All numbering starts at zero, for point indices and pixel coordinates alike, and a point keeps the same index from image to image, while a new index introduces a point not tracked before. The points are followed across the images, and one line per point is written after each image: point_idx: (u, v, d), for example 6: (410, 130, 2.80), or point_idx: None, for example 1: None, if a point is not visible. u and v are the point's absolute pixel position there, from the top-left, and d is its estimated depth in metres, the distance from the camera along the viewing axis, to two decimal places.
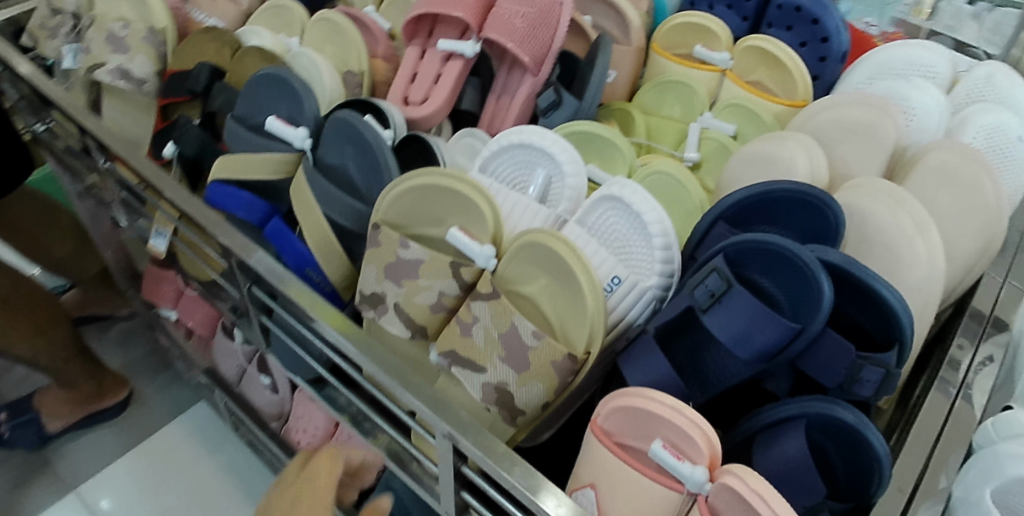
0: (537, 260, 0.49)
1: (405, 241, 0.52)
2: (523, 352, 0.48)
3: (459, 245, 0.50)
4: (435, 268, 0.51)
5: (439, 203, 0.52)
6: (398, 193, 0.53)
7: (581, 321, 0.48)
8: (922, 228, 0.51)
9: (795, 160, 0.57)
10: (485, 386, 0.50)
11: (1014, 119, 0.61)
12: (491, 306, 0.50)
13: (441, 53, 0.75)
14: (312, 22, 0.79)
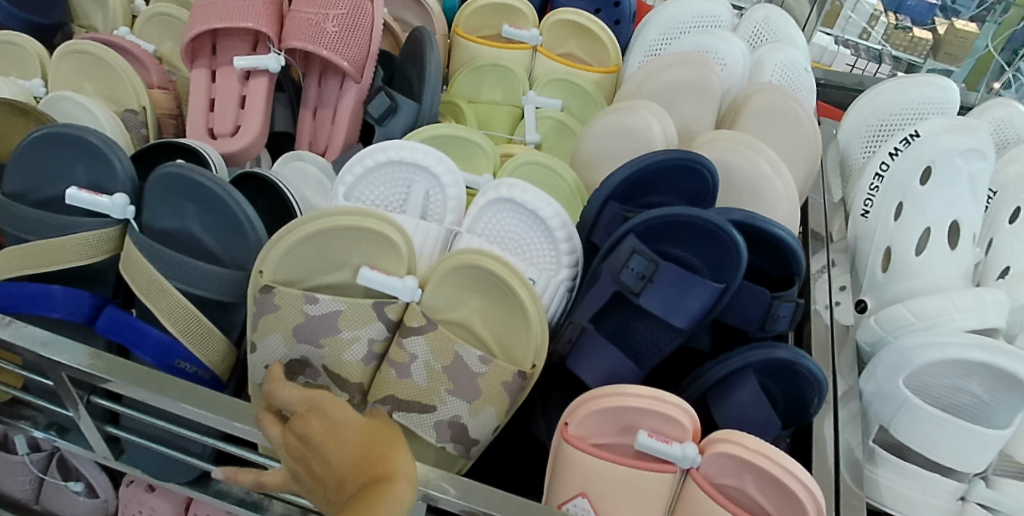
0: (468, 283, 0.47)
1: (309, 296, 0.46)
2: (473, 381, 0.46)
3: (376, 285, 0.46)
4: (354, 315, 0.46)
5: (343, 245, 0.47)
6: (291, 243, 0.47)
7: (525, 334, 0.47)
8: (776, 168, 0.59)
9: (650, 127, 0.60)
10: (438, 425, 0.46)
11: (797, 54, 0.75)
12: (429, 339, 0.46)
13: (238, 71, 0.63)
14: (59, 57, 0.64)
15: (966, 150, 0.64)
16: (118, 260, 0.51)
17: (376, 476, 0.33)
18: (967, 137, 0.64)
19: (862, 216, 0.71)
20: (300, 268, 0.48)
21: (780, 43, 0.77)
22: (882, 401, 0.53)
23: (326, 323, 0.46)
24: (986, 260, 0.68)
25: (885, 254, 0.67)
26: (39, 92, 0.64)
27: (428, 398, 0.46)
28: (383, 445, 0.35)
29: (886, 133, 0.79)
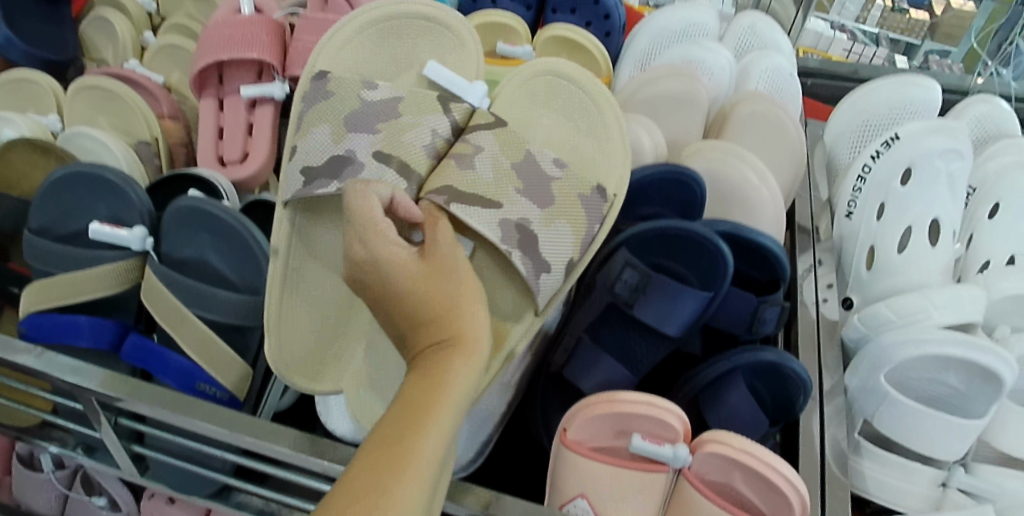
0: (543, 96, 0.57)
1: (370, 85, 0.53)
2: (548, 188, 0.51)
3: (446, 80, 0.54)
4: (421, 108, 0.52)
5: (414, 42, 0.57)
6: (370, 30, 0.57)
7: (606, 153, 0.56)
8: (762, 179, 0.62)
9: (640, 143, 0.63)
10: (502, 223, 0.49)
11: (782, 60, 0.77)
12: (495, 135, 0.52)
13: (245, 100, 0.66)
14: (73, 93, 0.67)
15: (944, 150, 0.67)
16: (137, 290, 0.54)
17: (437, 374, 0.36)
18: (945, 138, 0.68)
19: (846, 217, 0.74)
20: (354, 64, 0.57)
21: (766, 50, 0.79)
22: (865, 395, 0.56)
23: (382, 107, 0.52)
24: (966, 256, 0.72)
25: (870, 254, 0.70)
26: (55, 127, 0.67)
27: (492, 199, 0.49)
28: (456, 341, 0.38)
29: (870, 132, 0.82)
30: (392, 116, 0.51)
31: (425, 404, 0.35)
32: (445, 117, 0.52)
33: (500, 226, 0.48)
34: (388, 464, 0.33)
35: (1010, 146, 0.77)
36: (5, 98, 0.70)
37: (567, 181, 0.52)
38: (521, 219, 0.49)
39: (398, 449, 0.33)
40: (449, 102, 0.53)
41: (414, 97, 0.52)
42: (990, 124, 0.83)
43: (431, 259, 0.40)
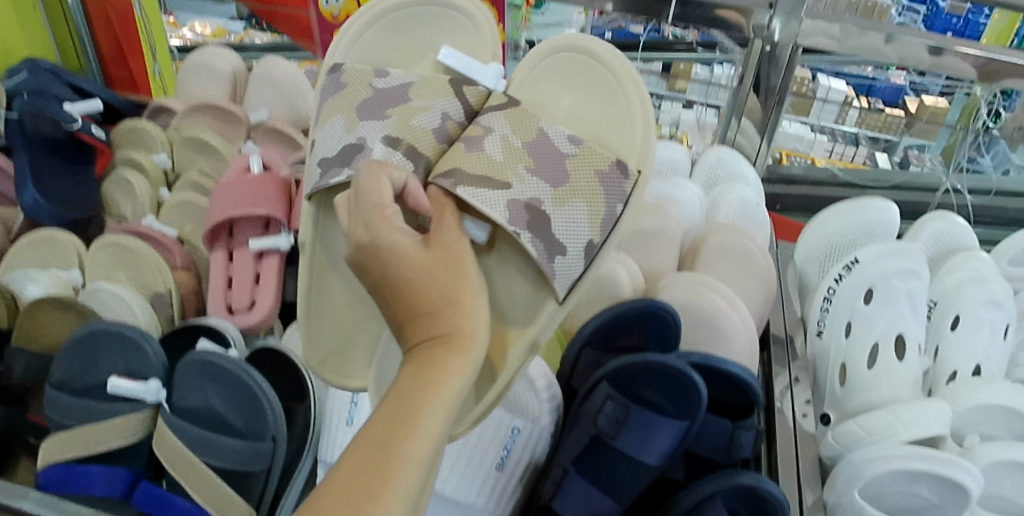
0: (566, 74, 0.66)
1: (381, 75, 0.66)
2: (562, 174, 0.61)
3: (462, 67, 0.66)
4: (430, 93, 0.64)
5: (420, 26, 0.69)
6: (386, 24, 0.69)
7: (621, 120, 0.64)
8: (732, 306, 0.67)
9: (617, 279, 0.69)
10: (513, 203, 0.58)
11: (747, 192, 0.85)
12: (508, 118, 0.63)
13: (253, 252, 0.72)
14: (93, 249, 0.73)
15: (902, 271, 0.73)
16: (148, 439, 0.58)
17: (430, 372, 0.40)
18: (903, 259, 0.73)
19: (817, 335, 0.77)
20: (372, 53, 0.70)
21: (733, 182, 0.87)
22: (845, 513, 0.58)
23: (394, 90, 0.64)
24: (935, 368, 0.76)
25: (841, 370, 0.74)
26: (78, 280, 0.74)
27: (505, 178, 0.59)
28: (451, 338, 0.41)
29: (835, 255, 0.88)
30: (405, 102, 0.63)
31: (415, 402, 0.38)
32: (456, 102, 0.64)
33: (509, 207, 0.58)
34: (377, 461, 0.36)
35: (967, 259, 0.81)
36: (24, 257, 0.75)
37: (576, 159, 0.62)
38: (531, 197, 0.59)
39: (386, 443, 0.37)
40: (462, 85, 0.65)
41: (426, 84, 0.65)
42: (948, 238, 0.87)
43: (433, 253, 0.44)
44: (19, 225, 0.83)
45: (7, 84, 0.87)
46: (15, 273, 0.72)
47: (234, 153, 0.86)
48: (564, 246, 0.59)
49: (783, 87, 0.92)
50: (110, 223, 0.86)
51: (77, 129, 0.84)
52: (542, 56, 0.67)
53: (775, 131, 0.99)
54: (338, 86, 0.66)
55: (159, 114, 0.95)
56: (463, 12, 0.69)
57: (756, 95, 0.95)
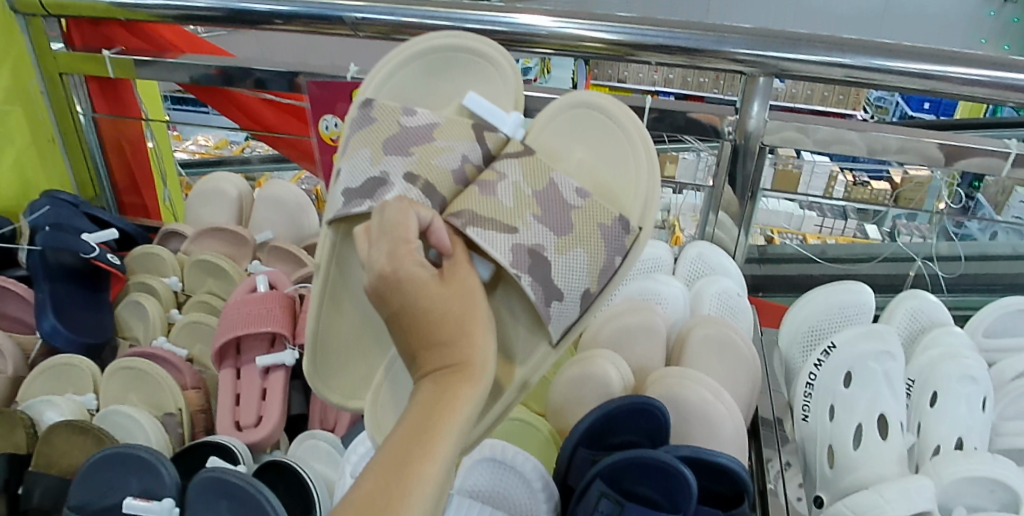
0: (575, 127, 0.76)
1: (410, 115, 0.73)
2: (563, 222, 0.69)
3: (483, 110, 0.75)
4: (451, 132, 0.73)
5: (446, 67, 0.77)
6: (416, 64, 0.77)
7: (629, 176, 0.73)
8: (718, 396, 0.71)
9: (607, 376, 0.72)
10: (514, 247, 0.65)
11: (727, 283, 0.90)
12: (522, 164, 0.71)
13: (260, 368, 0.76)
14: (109, 373, 0.77)
15: (876, 353, 0.77)
16: None
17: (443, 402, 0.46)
18: (876, 341, 0.77)
19: (802, 419, 0.80)
20: (403, 87, 0.78)
21: (715, 275, 0.92)
22: None
23: (419, 129, 0.72)
24: (919, 444, 0.78)
25: (829, 452, 0.76)
26: (91, 403, 0.78)
27: (509, 220, 0.66)
28: (461, 370, 0.47)
29: (816, 338, 0.92)
30: (428, 143, 0.71)
31: (428, 427, 0.45)
32: (475, 146, 0.72)
33: (512, 249, 0.65)
34: (395, 482, 0.42)
35: (942, 336, 0.85)
36: (42, 383, 0.80)
37: (581, 212, 0.70)
38: (534, 244, 0.66)
39: (402, 464, 0.43)
40: (483, 131, 0.74)
41: (450, 125, 0.73)
42: (922, 315, 0.90)
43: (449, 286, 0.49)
44: (37, 351, 0.87)
45: (27, 220, 0.93)
46: (34, 399, 0.76)
47: (242, 273, 0.92)
48: (561, 292, 0.66)
49: (755, 178, 0.99)
50: (123, 344, 0.92)
51: (93, 257, 0.89)
52: (560, 109, 0.77)
53: (750, 221, 1.05)
54: (367, 120, 0.73)
55: (170, 239, 1.02)
56: (495, 62, 0.76)
57: (731, 188, 1.02)
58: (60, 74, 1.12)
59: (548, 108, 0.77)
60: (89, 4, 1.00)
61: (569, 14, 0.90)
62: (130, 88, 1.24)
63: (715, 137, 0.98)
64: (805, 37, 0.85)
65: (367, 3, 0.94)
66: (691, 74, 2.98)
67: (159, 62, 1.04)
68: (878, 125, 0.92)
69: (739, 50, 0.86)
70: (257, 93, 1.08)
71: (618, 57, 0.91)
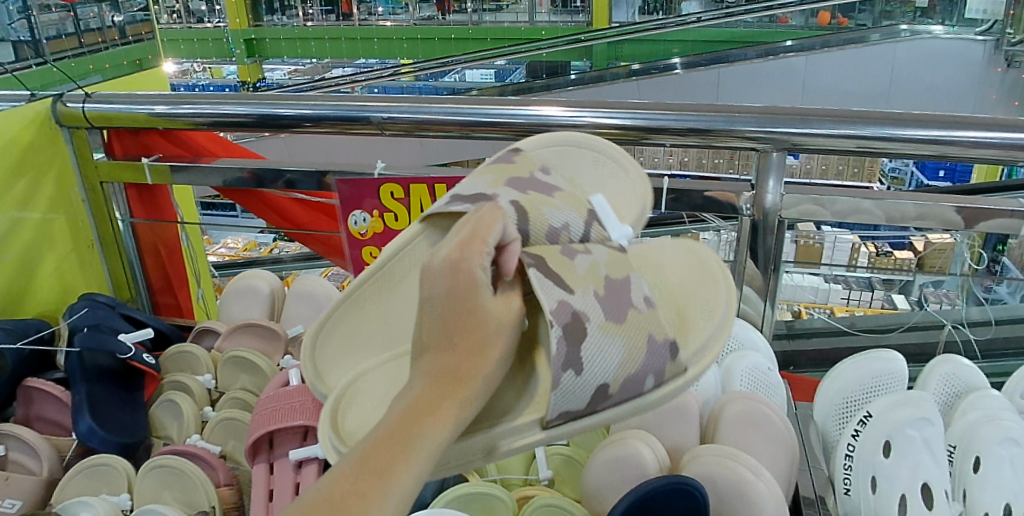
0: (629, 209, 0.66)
1: (542, 170, 0.62)
2: (624, 309, 0.52)
3: (603, 208, 0.62)
4: (567, 199, 0.59)
5: (564, 160, 0.69)
6: (546, 146, 0.70)
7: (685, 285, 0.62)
8: (758, 474, 0.69)
9: (641, 458, 0.72)
10: (562, 299, 0.49)
11: (756, 358, 0.89)
12: (609, 256, 0.56)
13: (292, 461, 0.76)
14: (143, 471, 0.78)
15: (913, 420, 0.76)
16: None
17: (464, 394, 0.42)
18: (911, 409, 0.77)
19: (844, 493, 0.80)
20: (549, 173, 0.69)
21: (743, 350, 0.92)
22: None
23: (542, 184, 0.60)
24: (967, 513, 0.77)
25: None
26: (125, 503, 0.79)
27: (569, 282, 0.51)
28: (465, 380, 0.42)
29: (850, 410, 0.90)
30: (545, 195, 0.58)
31: (450, 413, 0.41)
32: (581, 219, 0.58)
33: (558, 301, 0.49)
34: (351, 498, 0.35)
35: (980, 399, 0.83)
36: (78, 485, 0.81)
37: (646, 313, 0.53)
38: (581, 308, 0.49)
39: (405, 431, 0.39)
40: (595, 218, 0.60)
41: (569, 194, 0.60)
42: (957, 381, 0.88)
43: (469, 241, 0.45)
44: (72, 453, 0.88)
45: (66, 322, 0.96)
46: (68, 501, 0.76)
47: (274, 368, 0.94)
48: (581, 363, 0.47)
49: (776, 251, 1.01)
50: (157, 444, 0.92)
51: (130, 356, 0.93)
52: (587, 150, 0.70)
53: (775, 294, 1.05)
54: (505, 160, 0.63)
55: (203, 336, 1.05)
56: (621, 167, 0.70)
57: (754, 264, 1.03)
58: (101, 182, 1.18)
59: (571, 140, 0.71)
60: (130, 116, 1.07)
61: (582, 104, 0.95)
62: (165, 194, 1.30)
63: (733, 214, 1.00)
64: (813, 113, 0.88)
65: (392, 104, 1.00)
66: (706, 156, 3.03)
67: (195, 168, 1.09)
68: (895, 194, 0.94)
69: (750, 129, 0.89)
70: (289, 193, 1.13)
71: (633, 142, 0.95)
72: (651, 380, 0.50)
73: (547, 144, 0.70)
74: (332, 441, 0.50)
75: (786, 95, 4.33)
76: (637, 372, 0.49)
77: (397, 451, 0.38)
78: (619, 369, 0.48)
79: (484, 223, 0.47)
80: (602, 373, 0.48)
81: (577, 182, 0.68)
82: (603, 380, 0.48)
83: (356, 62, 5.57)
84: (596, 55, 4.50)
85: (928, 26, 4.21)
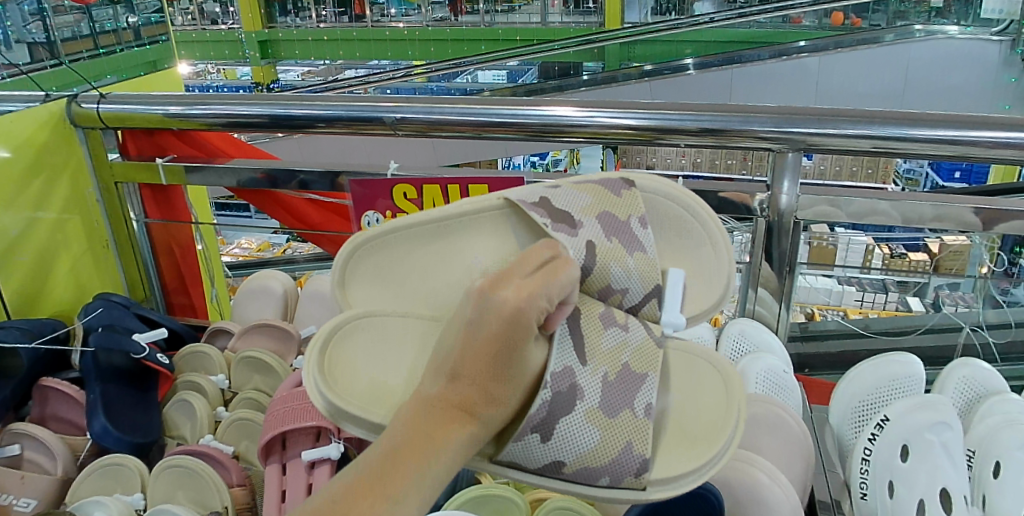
0: (692, 291, 0.62)
1: (639, 224, 0.59)
2: (620, 407, 0.53)
3: (673, 290, 0.60)
4: (642, 266, 0.58)
5: (674, 222, 0.61)
6: (666, 191, 0.61)
7: (703, 392, 0.59)
8: (773, 478, 0.69)
9: None
10: (567, 369, 0.50)
11: (772, 360, 0.88)
12: (642, 342, 0.57)
13: (305, 461, 0.76)
14: (157, 471, 0.79)
15: (932, 424, 0.75)
16: None
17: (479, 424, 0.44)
18: (931, 413, 0.76)
19: (861, 497, 0.79)
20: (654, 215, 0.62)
21: (759, 353, 0.91)
22: None
23: (635, 237, 0.58)
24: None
25: None
26: (139, 502, 0.79)
27: (587, 354, 0.52)
28: (482, 412, 0.44)
29: (866, 413, 0.88)
30: (625, 249, 0.57)
31: (459, 439, 0.43)
32: (642, 293, 0.58)
33: (563, 370, 0.49)
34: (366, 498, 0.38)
35: (1001, 403, 0.82)
36: (92, 484, 0.81)
37: (635, 418, 0.53)
38: (577, 380, 0.50)
39: (415, 450, 0.41)
40: (654, 296, 0.59)
41: (648, 262, 0.58)
42: (976, 385, 0.87)
43: (535, 286, 0.46)
44: (86, 452, 0.88)
45: (81, 322, 0.97)
46: (82, 500, 0.76)
47: (287, 368, 0.94)
48: (554, 437, 0.49)
49: (792, 254, 1.00)
50: (170, 443, 0.92)
51: (143, 356, 0.93)
52: (708, 227, 0.61)
53: (791, 296, 1.04)
54: (613, 185, 0.60)
55: (217, 336, 1.05)
56: (715, 245, 0.61)
57: (769, 265, 1.02)
58: (115, 182, 1.19)
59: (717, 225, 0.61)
60: (144, 116, 1.07)
61: (594, 104, 0.94)
62: (179, 194, 1.31)
63: (748, 215, 0.99)
64: (829, 113, 0.87)
65: (404, 104, 1.00)
66: (719, 157, 3.02)
67: (209, 168, 1.10)
68: (911, 195, 0.92)
69: (765, 129, 0.88)
70: (302, 194, 1.13)
71: (646, 142, 0.94)
72: (607, 480, 0.51)
73: (670, 191, 0.61)
74: (319, 387, 0.54)
75: (800, 96, 4.31)
76: (595, 469, 0.50)
77: (405, 469, 0.40)
78: (583, 457, 0.50)
79: (552, 270, 0.48)
80: (564, 454, 0.50)
81: (672, 241, 0.62)
82: (563, 459, 0.50)
83: (369, 64, 5.59)
84: (609, 55, 4.49)
85: (944, 26, 4.17)
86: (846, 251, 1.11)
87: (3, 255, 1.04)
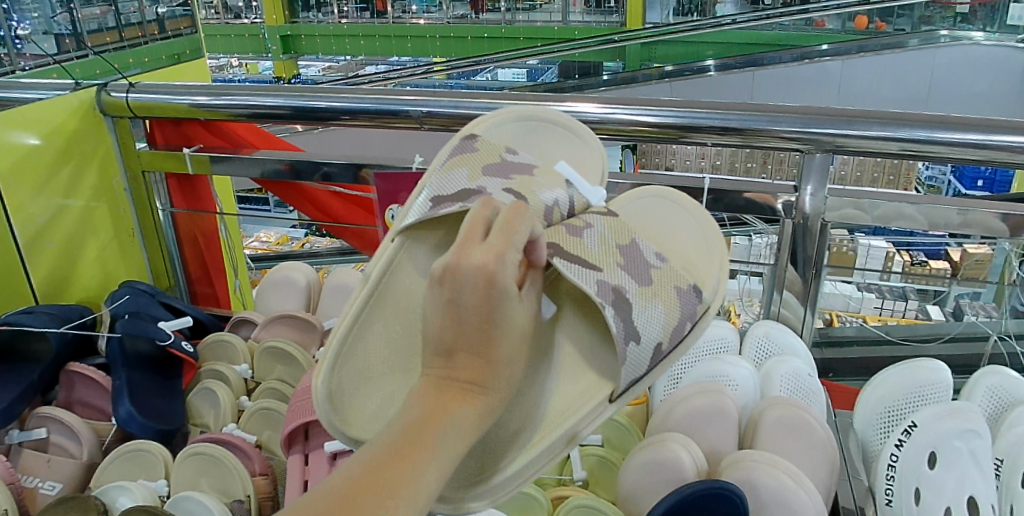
0: (568, 153, 0.78)
1: (506, 152, 0.72)
2: (648, 274, 0.65)
3: (570, 175, 0.72)
4: (545, 175, 0.71)
5: (527, 134, 0.78)
6: (498, 123, 0.78)
7: (677, 223, 0.76)
8: (799, 481, 0.68)
9: (680, 462, 0.70)
10: (600, 278, 0.62)
11: (797, 363, 0.87)
12: (605, 223, 0.68)
13: (328, 453, 0.76)
14: (180, 458, 0.79)
15: (961, 431, 0.74)
16: None
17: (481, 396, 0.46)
18: (959, 420, 0.74)
19: (885, 503, 0.77)
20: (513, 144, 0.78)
21: (783, 355, 0.90)
22: None
23: (516, 164, 0.70)
24: None
25: None
26: (162, 489, 0.79)
27: (597, 263, 0.63)
28: (487, 381, 0.46)
29: (894, 420, 0.87)
30: (526, 177, 0.69)
31: (468, 415, 0.45)
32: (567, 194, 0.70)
33: (597, 283, 0.61)
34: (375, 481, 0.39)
35: None
36: (116, 469, 0.82)
37: (660, 272, 0.66)
38: (617, 284, 0.62)
39: (429, 426, 0.43)
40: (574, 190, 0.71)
41: (544, 172, 0.71)
42: (1004, 393, 0.85)
43: (503, 244, 0.47)
44: (111, 437, 0.89)
45: (108, 309, 0.98)
46: (108, 485, 0.77)
47: (310, 360, 0.95)
48: (639, 333, 0.60)
49: (818, 257, 0.99)
50: (194, 431, 0.93)
51: (169, 344, 0.94)
52: (555, 122, 0.79)
53: (816, 300, 1.03)
54: (469, 147, 0.72)
55: (240, 326, 1.06)
56: (573, 130, 0.79)
57: (794, 268, 1.01)
58: (143, 171, 1.20)
59: (547, 111, 0.79)
60: (171, 106, 1.08)
61: (618, 101, 0.94)
62: (205, 185, 1.32)
63: (773, 217, 0.98)
64: (859, 114, 0.85)
65: (429, 98, 1.00)
66: (739, 160, 3.01)
67: (234, 159, 1.10)
68: (938, 199, 0.91)
69: (792, 129, 0.87)
70: (326, 186, 1.13)
71: (670, 140, 0.94)
72: (688, 323, 0.64)
73: (508, 117, 0.78)
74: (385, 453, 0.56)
75: (822, 99, 4.26)
76: (677, 326, 0.63)
77: (421, 440, 0.42)
78: (663, 330, 0.62)
79: (513, 223, 0.49)
80: (654, 334, 0.61)
81: (542, 152, 0.78)
82: (657, 341, 0.61)
83: (389, 60, 5.63)
84: (630, 55, 4.49)
85: (968, 32, 4.14)
86: (865, 257, 1.07)
87: (32, 241, 1.05)
